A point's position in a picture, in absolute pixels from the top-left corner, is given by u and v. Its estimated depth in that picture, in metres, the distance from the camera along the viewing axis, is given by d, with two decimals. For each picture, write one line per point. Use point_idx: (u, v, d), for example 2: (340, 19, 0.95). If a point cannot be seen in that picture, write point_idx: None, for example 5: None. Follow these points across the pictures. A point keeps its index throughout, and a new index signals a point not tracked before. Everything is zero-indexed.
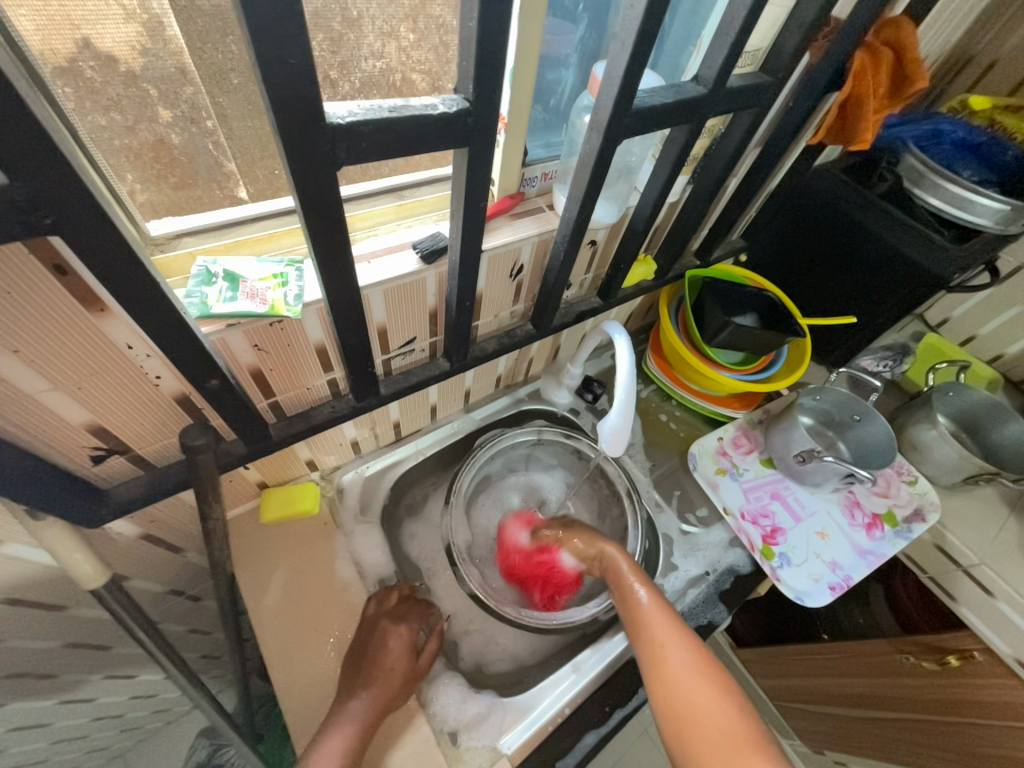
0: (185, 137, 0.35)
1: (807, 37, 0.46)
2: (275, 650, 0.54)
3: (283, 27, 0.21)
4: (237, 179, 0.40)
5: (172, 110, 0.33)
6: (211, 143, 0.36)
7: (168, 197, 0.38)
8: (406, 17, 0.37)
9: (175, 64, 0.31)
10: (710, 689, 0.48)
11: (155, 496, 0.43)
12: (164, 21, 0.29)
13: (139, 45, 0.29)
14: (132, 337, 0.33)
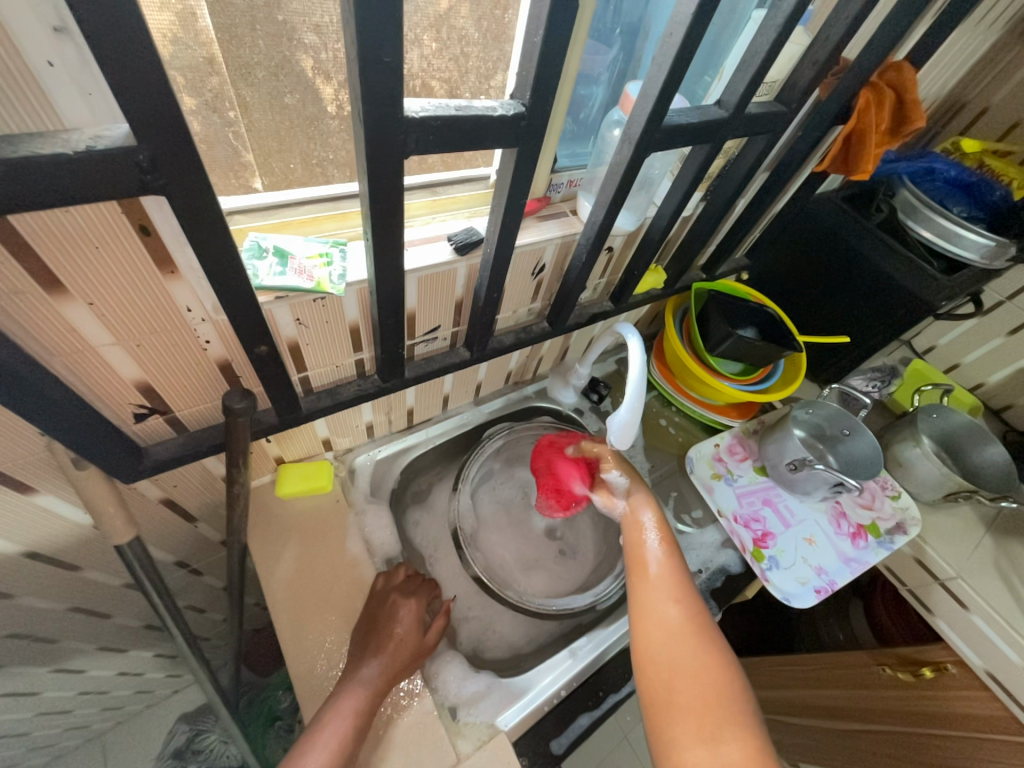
0: (206, 125, 0.37)
1: (820, 73, 0.50)
2: (285, 619, 0.56)
3: (382, 31, 0.24)
4: (253, 170, 0.42)
5: (196, 98, 0.35)
6: (231, 133, 0.38)
7: (223, 174, 0.41)
8: (430, 27, 0.40)
9: (204, 54, 0.34)
10: (700, 651, 0.50)
11: (189, 456, 0.45)
12: (197, 13, 0.32)
13: (171, 34, 0.32)
14: (193, 300, 0.36)
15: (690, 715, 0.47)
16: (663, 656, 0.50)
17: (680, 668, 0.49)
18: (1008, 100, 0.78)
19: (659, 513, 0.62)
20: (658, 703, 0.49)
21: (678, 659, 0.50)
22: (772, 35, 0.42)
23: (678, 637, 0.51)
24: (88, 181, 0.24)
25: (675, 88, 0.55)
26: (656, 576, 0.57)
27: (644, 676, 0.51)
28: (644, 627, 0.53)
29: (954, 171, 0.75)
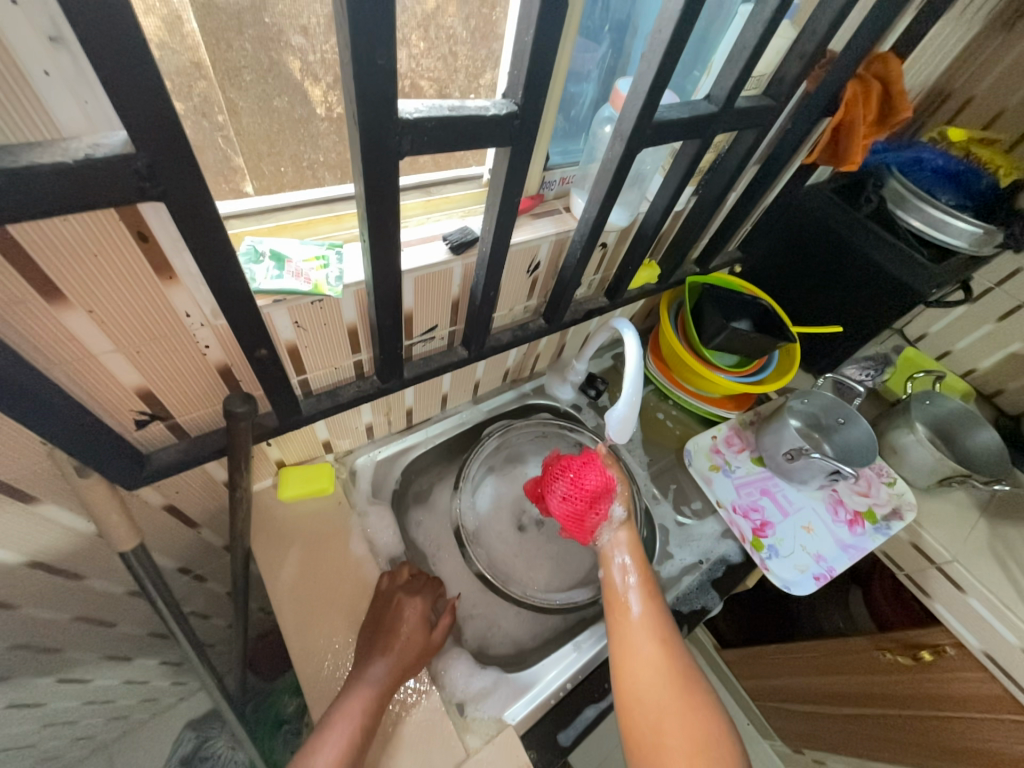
0: (196, 131, 0.37)
1: (808, 67, 0.51)
2: (291, 621, 0.56)
3: (377, 35, 0.25)
4: (244, 174, 0.43)
5: (185, 103, 0.35)
6: (221, 137, 0.38)
7: (215, 179, 0.41)
8: (417, 26, 0.41)
9: (190, 59, 0.34)
10: (684, 691, 0.51)
11: (191, 462, 0.46)
12: (182, 17, 0.32)
13: (158, 39, 0.32)
14: (192, 305, 0.36)
15: (680, 757, 0.47)
16: (650, 700, 0.51)
17: (668, 711, 0.50)
18: (993, 90, 0.79)
19: (636, 548, 0.63)
20: (648, 748, 0.49)
21: (665, 701, 0.50)
22: (759, 30, 0.43)
23: (663, 678, 0.52)
24: (87, 189, 0.24)
25: (666, 83, 0.56)
26: (637, 614, 0.57)
27: (632, 720, 0.51)
28: (629, 670, 0.53)
29: (941, 160, 0.76)
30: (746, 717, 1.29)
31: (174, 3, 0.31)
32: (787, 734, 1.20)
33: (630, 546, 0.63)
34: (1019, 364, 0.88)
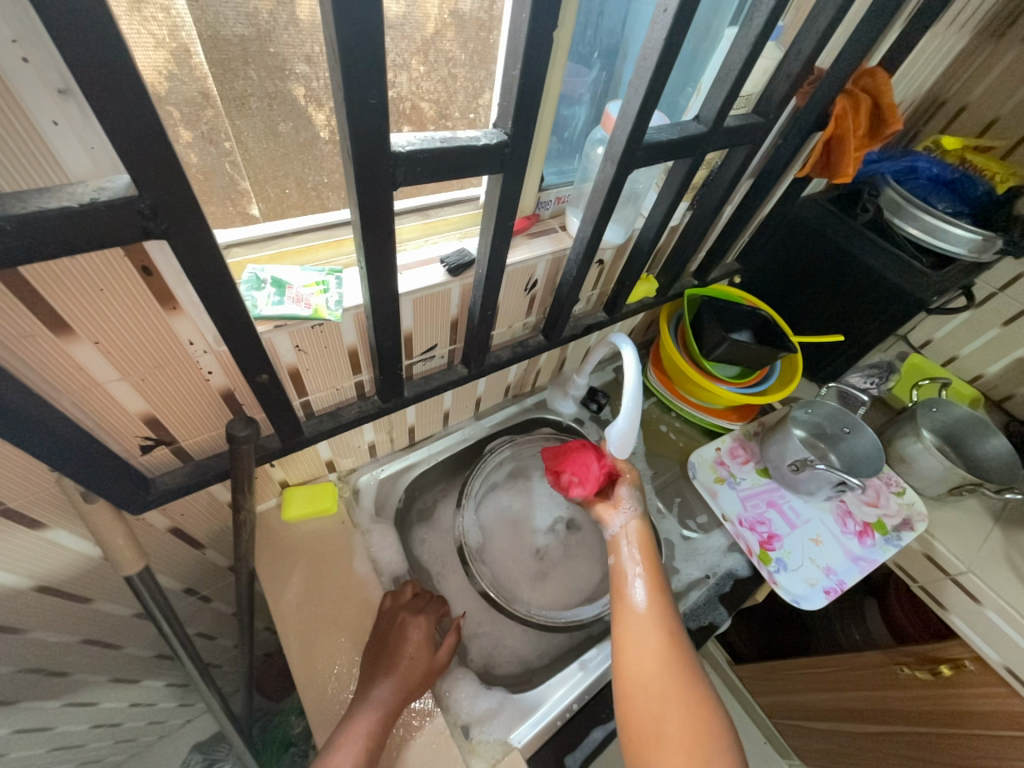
0: (203, 157, 0.38)
1: (795, 85, 0.52)
2: (295, 642, 0.56)
3: (367, 74, 0.26)
4: (250, 197, 0.44)
5: (192, 130, 0.37)
6: (228, 163, 0.40)
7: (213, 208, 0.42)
8: (417, 51, 0.42)
9: (198, 89, 0.35)
10: (686, 685, 0.50)
11: (194, 485, 0.46)
12: (191, 49, 0.33)
13: (166, 71, 0.33)
14: (195, 334, 0.37)
15: (678, 750, 0.46)
16: (650, 691, 0.49)
17: (669, 702, 0.49)
18: (985, 98, 0.79)
19: (644, 538, 0.62)
20: (645, 738, 0.48)
21: (666, 692, 0.49)
22: (744, 52, 0.43)
23: (666, 669, 0.50)
24: (91, 231, 0.25)
25: (656, 105, 0.57)
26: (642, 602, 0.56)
27: (632, 710, 0.50)
28: (631, 658, 0.52)
29: (937, 168, 0.77)
30: (762, 737, 1.27)
31: (184, 36, 0.32)
32: (805, 753, 1.16)
33: (639, 536, 0.62)
34: None
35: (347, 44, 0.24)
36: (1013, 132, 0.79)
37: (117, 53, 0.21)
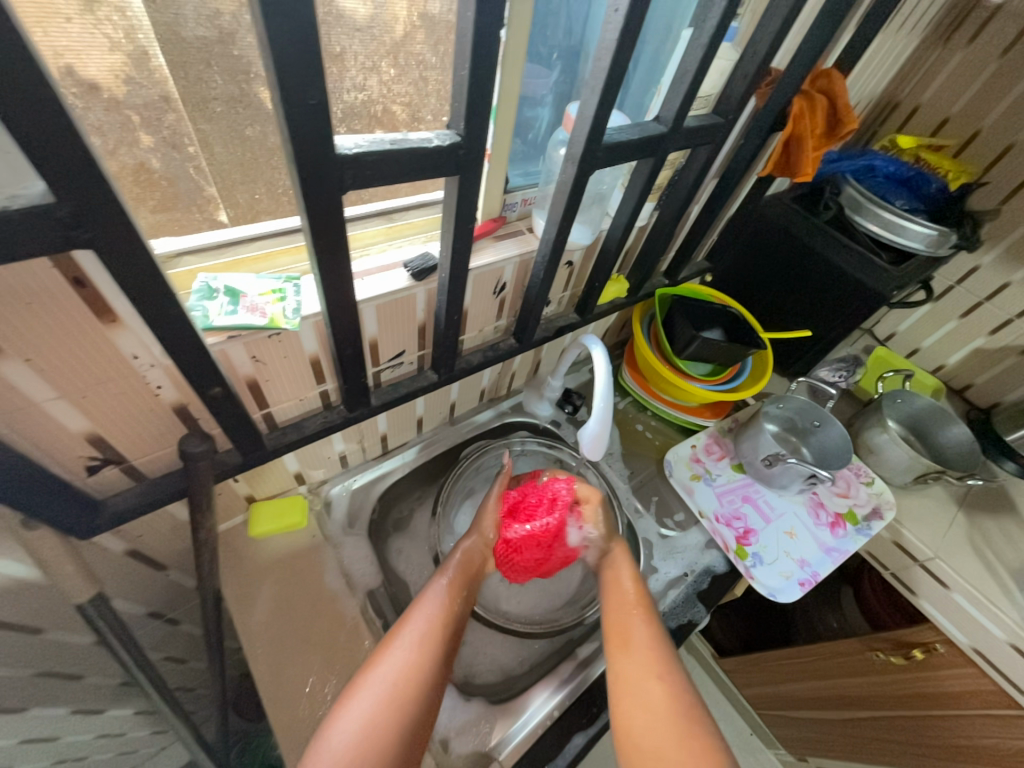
0: (166, 162, 0.37)
1: (751, 86, 0.52)
2: (264, 664, 0.54)
3: (304, 74, 0.25)
4: (218, 203, 0.42)
5: (153, 136, 0.35)
6: (192, 168, 0.38)
7: (151, 219, 0.39)
8: (388, 55, 0.41)
9: (159, 92, 0.33)
10: (684, 734, 0.49)
11: (148, 506, 0.44)
12: (149, 52, 0.32)
13: (123, 74, 0.31)
14: (139, 347, 0.35)
15: None
16: (646, 742, 0.49)
17: (667, 755, 0.47)
18: (936, 99, 0.83)
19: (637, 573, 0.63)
20: None
21: (662, 743, 0.48)
22: (699, 54, 0.44)
23: (662, 717, 0.50)
24: (4, 242, 0.23)
25: (614, 104, 0.57)
26: (637, 647, 0.56)
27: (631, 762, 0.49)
28: (628, 710, 0.52)
29: (893, 166, 0.79)
30: (746, 726, 1.29)
31: (142, 39, 0.31)
32: (790, 742, 1.18)
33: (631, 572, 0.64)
34: (984, 358, 0.90)
35: (280, 40, 0.23)
36: (964, 131, 0.82)
37: (22, 52, 0.19)
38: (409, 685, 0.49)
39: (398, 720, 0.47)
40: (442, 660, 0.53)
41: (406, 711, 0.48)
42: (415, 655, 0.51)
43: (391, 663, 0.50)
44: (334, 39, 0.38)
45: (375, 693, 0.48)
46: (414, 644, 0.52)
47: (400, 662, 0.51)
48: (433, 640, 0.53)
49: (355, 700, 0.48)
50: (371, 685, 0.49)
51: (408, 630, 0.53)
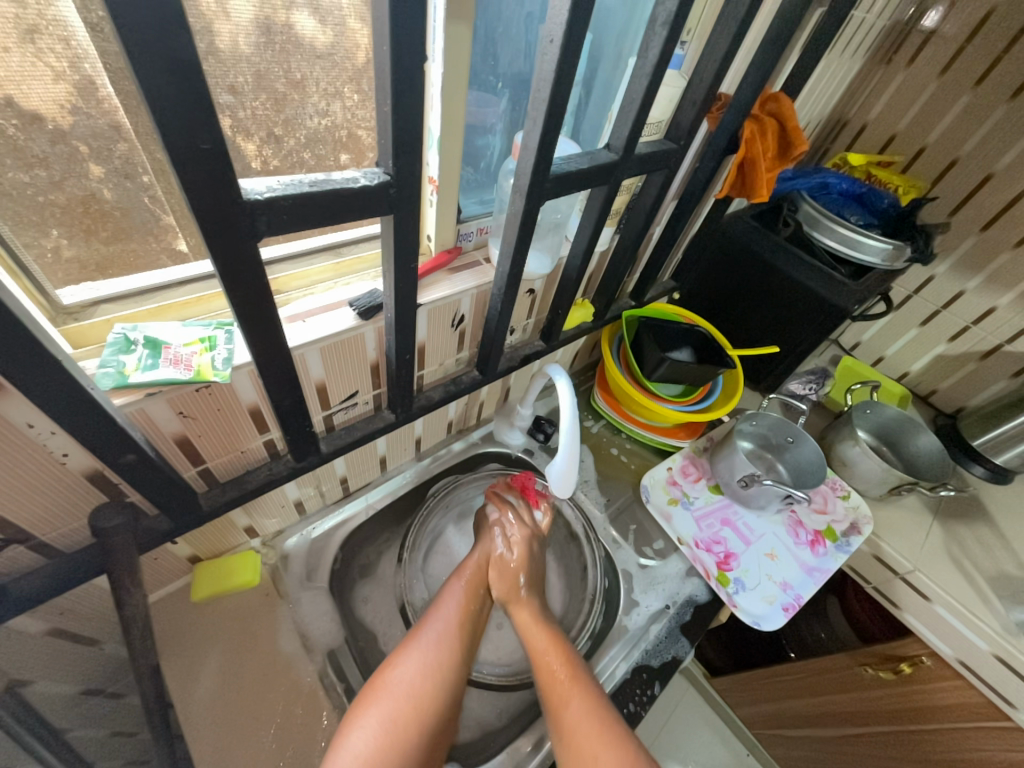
0: (119, 193, 0.35)
1: (701, 112, 0.52)
2: (207, 752, 0.50)
3: (191, 117, 0.22)
4: (177, 232, 0.40)
5: (104, 166, 0.33)
6: (148, 197, 0.36)
7: (100, 253, 0.37)
8: (350, 79, 0.40)
9: (108, 122, 0.32)
10: None
11: (62, 587, 0.39)
12: (97, 82, 0.30)
13: (69, 105, 0.30)
14: (34, 415, 0.31)
15: None
16: None
17: None
18: (881, 117, 0.86)
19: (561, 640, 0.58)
20: None
21: None
22: (644, 83, 0.43)
23: None
24: None
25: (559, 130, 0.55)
26: (578, 725, 0.51)
27: None
28: None
29: (845, 183, 0.81)
30: (743, 747, 1.26)
31: (87, 68, 0.29)
32: (787, 762, 1.15)
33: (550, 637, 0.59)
34: (945, 365, 0.92)
35: (160, 86, 0.21)
36: (910, 147, 0.84)
37: None
38: (429, 685, 0.52)
39: (417, 721, 0.49)
40: (461, 660, 0.56)
41: (440, 686, 0.52)
42: (436, 656, 0.54)
43: (411, 665, 0.53)
44: (293, 65, 0.36)
45: (394, 695, 0.50)
46: (435, 647, 0.55)
47: (418, 665, 0.53)
48: (452, 635, 0.57)
49: (372, 703, 0.50)
50: (388, 688, 0.51)
51: (426, 633, 0.56)
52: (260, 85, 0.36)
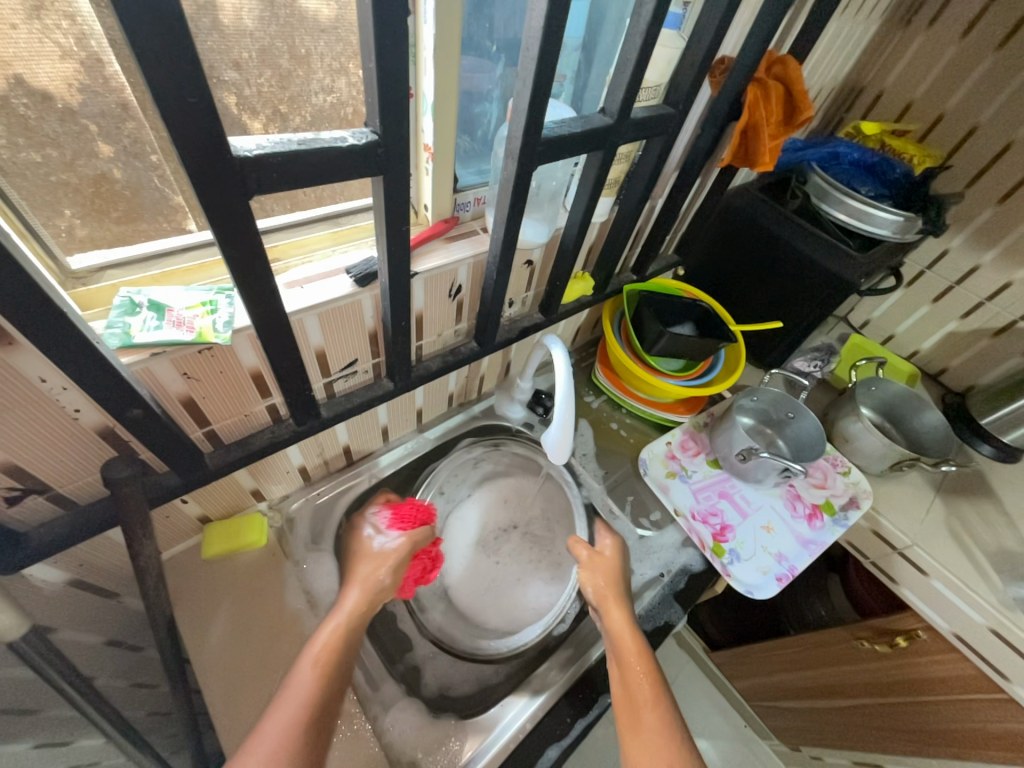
0: (128, 172, 0.36)
1: (700, 75, 0.51)
2: (218, 694, 0.53)
3: (176, 70, 0.23)
4: (186, 212, 0.42)
5: (114, 145, 0.35)
6: (156, 176, 0.38)
7: (111, 230, 0.39)
8: (354, 55, 0.40)
9: (116, 100, 0.33)
10: None
11: (78, 537, 0.42)
12: (104, 60, 0.31)
13: (77, 82, 0.31)
14: (45, 369, 0.33)
15: None
16: None
17: None
18: (899, 83, 0.83)
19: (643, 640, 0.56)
20: None
21: None
22: (639, 42, 0.42)
23: None
24: None
25: (554, 97, 0.54)
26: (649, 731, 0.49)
27: None
28: None
29: (857, 153, 0.79)
30: (741, 719, 1.29)
31: (93, 47, 0.30)
32: (783, 733, 1.18)
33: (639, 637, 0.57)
34: (957, 342, 0.90)
35: (146, 38, 0.22)
36: (927, 115, 0.81)
37: None
38: None
39: None
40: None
41: None
42: None
43: None
44: (297, 40, 0.37)
45: None
46: None
47: None
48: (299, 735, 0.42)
49: None
50: None
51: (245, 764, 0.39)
52: (264, 60, 0.36)
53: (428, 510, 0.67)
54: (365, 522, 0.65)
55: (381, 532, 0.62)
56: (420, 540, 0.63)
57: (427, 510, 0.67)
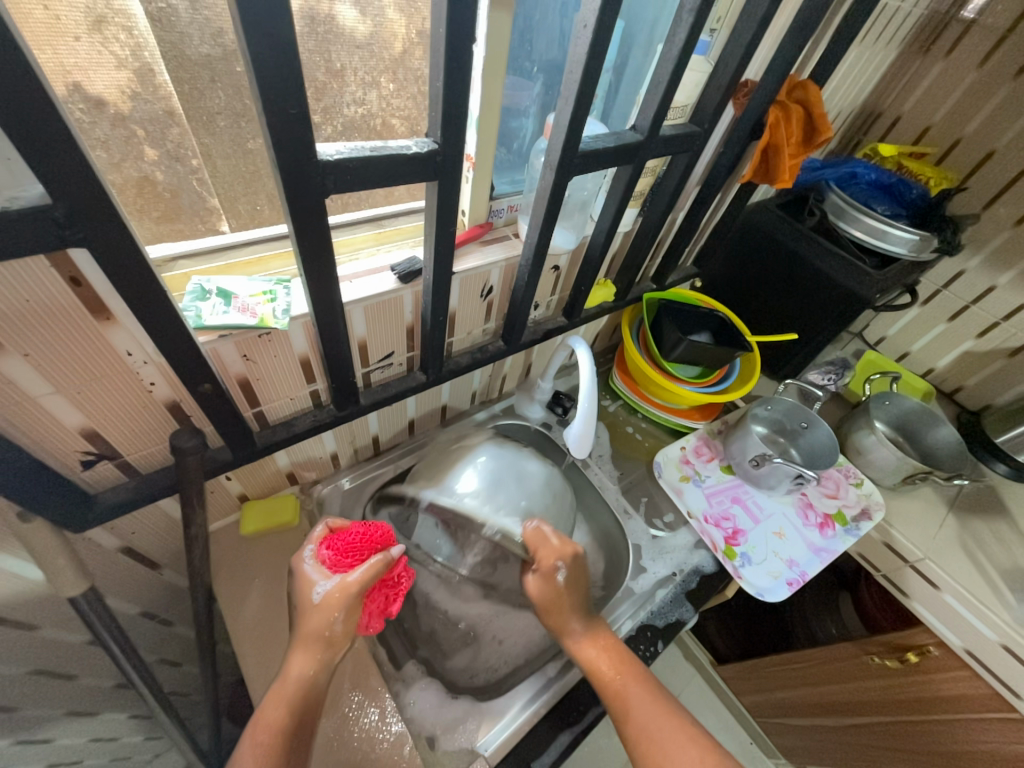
0: (169, 175, 0.40)
1: (725, 96, 0.54)
2: (251, 663, 0.56)
3: (285, 87, 0.27)
4: (220, 215, 0.45)
5: (158, 150, 0.38)
6: (196, 180, 0.41)
7: (152, 230, 0.42)
8: (386, 70, 0.45)
9: (163, 108, 0.36)
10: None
11: (140, 500, 0.45)
12: (156, 70, 0.34)
13: (130, 91, 0.34)
14: (133, 344, 0.37)
15: None
16: None
17: None
18: (917, 108, 0.85)
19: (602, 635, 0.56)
20: None
21: None
22: (671, 66, 0.45)
23: None
24: (11, 243, 0.26)
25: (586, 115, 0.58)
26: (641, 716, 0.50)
27: None
28: None
29: (874, 174, 0.81)
30: (748, 735, 1.28)
31: (148, 58, 0.33)
32: (790, 750, 1.18)
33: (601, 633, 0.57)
34: (972, 361, 0.91)
35: (265, 58, 0.26)
36: (945, 139, 0.84)
37: (17, 63, 0.22)
38: None
39: None
40: None
41: None
42: None
43: None
44: (334, 56, 0.41)
45: None
46: None
47: None
48: None
49: None
50: None
51: None
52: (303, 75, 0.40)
53: (383, 532, 0.52)
54: (304, 560, 0.51)
55: (322, 577, 0.49)
56: (367, 584, 0.48)
57: (381, 532, 0.52)
